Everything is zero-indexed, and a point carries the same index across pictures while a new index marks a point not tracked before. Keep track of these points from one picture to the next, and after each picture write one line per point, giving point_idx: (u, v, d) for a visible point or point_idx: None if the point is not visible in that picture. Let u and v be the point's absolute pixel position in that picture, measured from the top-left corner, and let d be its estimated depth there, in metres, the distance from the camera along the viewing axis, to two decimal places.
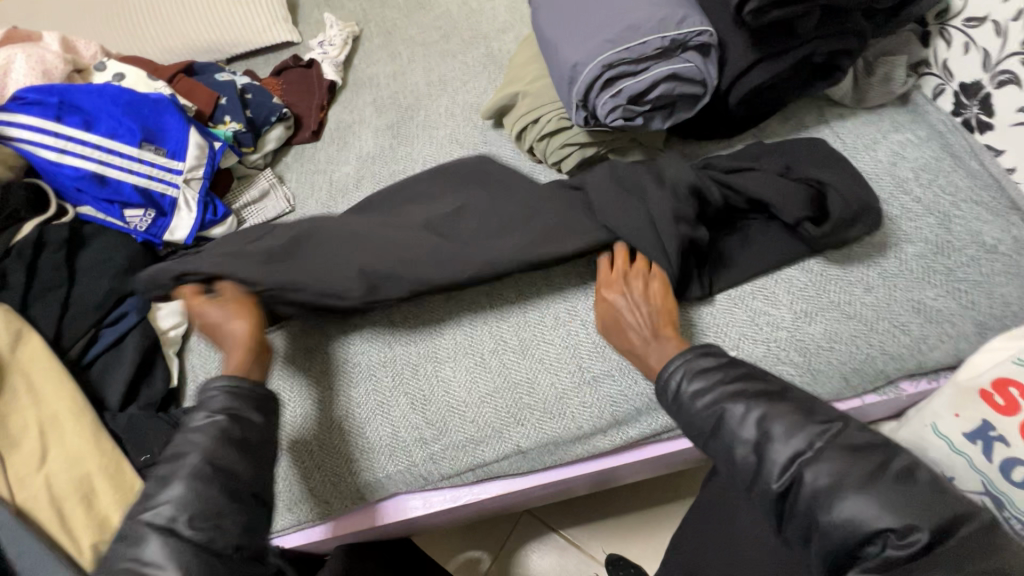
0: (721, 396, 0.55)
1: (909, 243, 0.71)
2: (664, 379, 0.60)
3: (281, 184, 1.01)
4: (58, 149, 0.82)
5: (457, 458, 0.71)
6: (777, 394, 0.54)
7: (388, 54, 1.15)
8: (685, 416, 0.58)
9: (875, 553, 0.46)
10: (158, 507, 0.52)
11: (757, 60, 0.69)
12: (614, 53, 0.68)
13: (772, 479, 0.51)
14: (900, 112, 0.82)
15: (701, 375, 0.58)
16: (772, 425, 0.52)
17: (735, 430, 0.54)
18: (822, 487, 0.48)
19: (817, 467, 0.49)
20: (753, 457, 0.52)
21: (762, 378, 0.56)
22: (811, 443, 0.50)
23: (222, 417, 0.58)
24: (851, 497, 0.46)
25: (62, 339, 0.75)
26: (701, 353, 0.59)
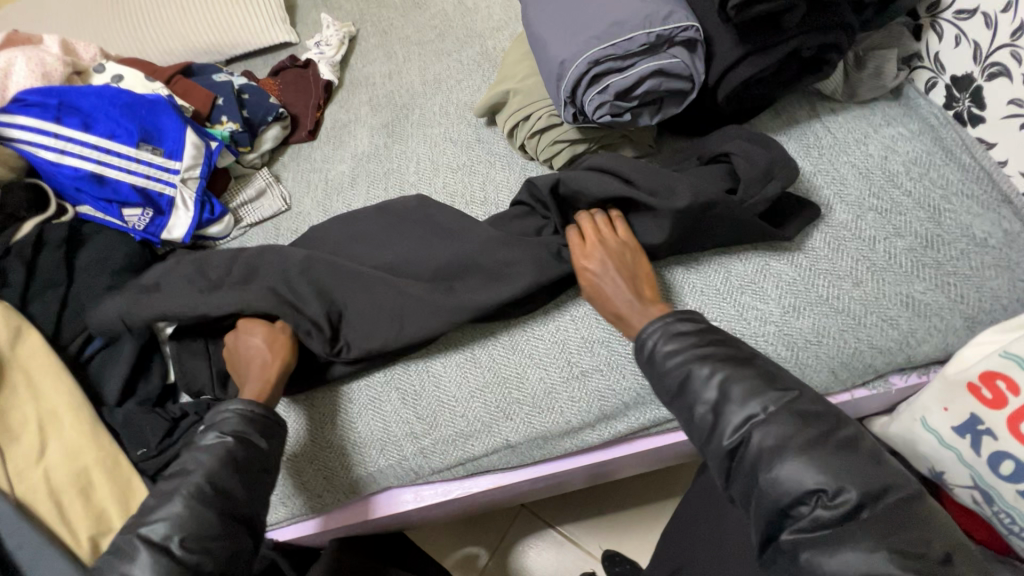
0: (691, 358, 0.56)
1: (899, 237, 0.71)
2: (641, 340, 0.59)
3: (278, 182, 1.02)
4: (57, 150, 0.83)
5: (447, 452, 0.72)
6: (743, 360, 0.55)
7: (383, 54, 1.16)
8: (653, 374, 0.58)
9: (807, 512, 0.48)
10: (152, 523, 0.55)
11: (743, 55, 0.69)
12: (600, 49, 0.69)
13: (724, 436, 0.52)
14: (891, 105, 0.81)
15: (676, 337, 0.58)
16: (732, 388, 0.53)
17: (697, 391, 0.55)
18: (769, 447, 0.50)
19: (766, 428, 0.51)
20: (710, 416, 0.54)
21: (732, 345, 0.57)
22: (764, 407, 0.52)
23: (231, 438, 0.60)
24: (790, 460, 0.49)
25: (61, 336, 0.77)
26: (681, 317, 0.59)
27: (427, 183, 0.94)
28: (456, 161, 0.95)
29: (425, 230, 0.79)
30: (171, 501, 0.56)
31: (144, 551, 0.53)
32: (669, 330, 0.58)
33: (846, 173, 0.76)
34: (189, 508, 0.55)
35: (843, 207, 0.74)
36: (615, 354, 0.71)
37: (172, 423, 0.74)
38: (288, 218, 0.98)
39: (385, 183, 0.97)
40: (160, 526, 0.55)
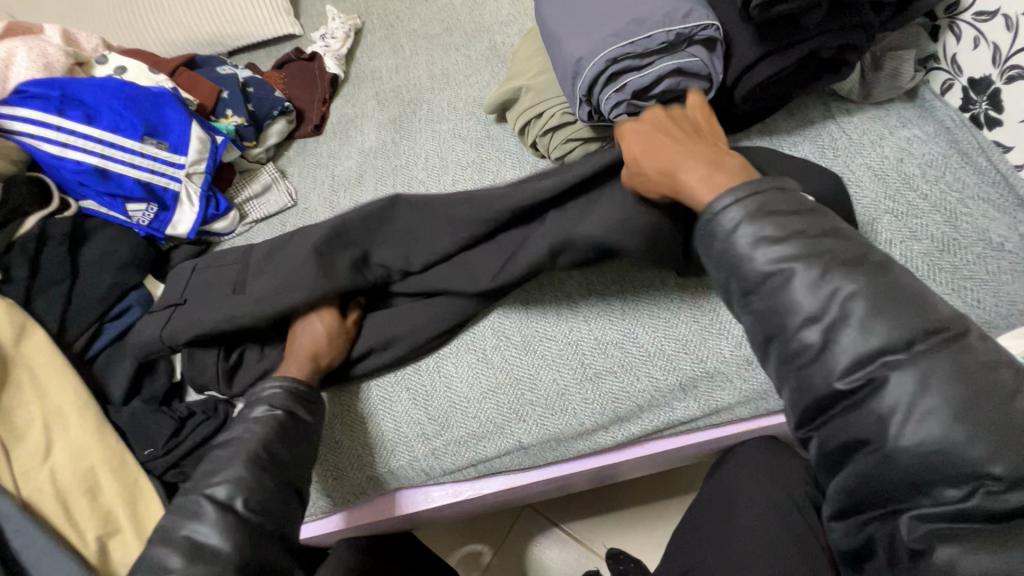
0: (793, 255, 0.49)
1: (915, 240, 0.70)
2: (716, 216, 0.51)
3: (284, 178, 1.00)
4: (60, 143, 0.82)
5: (459, 453, 0.71)
6: (867, 273, 0.47)
7: (390, 47, 1.14)
8: (736, 266, 0.51)
9: (955, 496, 0.43)
10: (213, 487, 0.56)
11: (762, 55, 0.68)
12: (618, 47, 0.68)
13: (838, 374, 0.46)
14: (907, 107, 0.81)
15: (777, 223, 0.50)
16: (853, 302, 0.46)
17: (803, 296, 0.48)
18: (910, 404, 0.44)
19: (910, 372, 0.44)
20: (818, 337, 0.47)
21: (849, 248, 0.49)
22: (908, 345, 0.45)
23: (281, 412, 0.62)
24: (944, 423, 0.43)
25: (65, 333, 0.75)
26: (782, 198, 0.51)
27: (436, 180, 0.93)
28: (466, 158, 0.94)
29: None
30: (233, 465, 0.57)
31: (211, 508, 0.55)
32: (763, 213, 0.50)
33: (861, 175, 0.76)
34: (251, 470, 0.57)
35: (859, 210, 0.73)
36: (628, 355, 0.71)
37: (179, 422, 0.73)
38: (295, 214, 0.96)
39: (394, 179, 0.95)
40: (221, 488, 0.56)
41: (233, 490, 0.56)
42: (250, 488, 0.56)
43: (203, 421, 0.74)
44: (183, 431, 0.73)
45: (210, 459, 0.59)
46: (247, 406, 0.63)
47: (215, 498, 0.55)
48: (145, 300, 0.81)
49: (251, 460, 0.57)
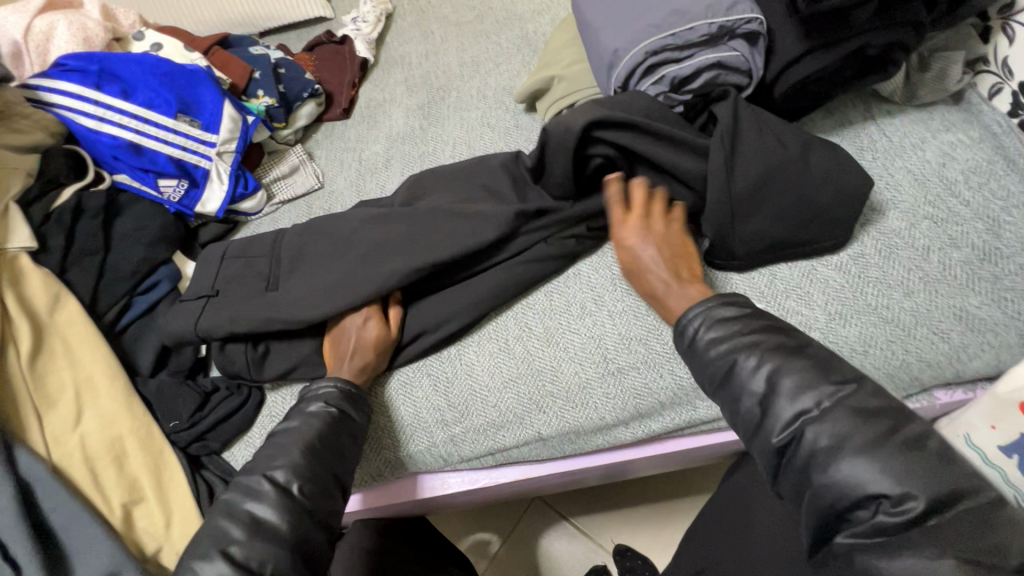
0: (737, 347, 0.55)
1: (954, 248, 0.69)
2: (682, 325, 0.59)
3: (311, 160, 1.01)
4: (97, 117, 0.83)
5: (477, 442, 0.71)
6: (795, 349, 0.53)
7: (420, 33, 1.13)
8: (696, 363, 0.58)
9: (866, 517, 0.45)
10: (274, 468, 0.58)
11: (805, 51, 0.66)
12: (658, 39, 0.67)
13: (773, 433, 0.51)
14: (951, 111, 0.78)
15: (721, 323, 0.57)
16: (783, 379, 0.51)
17: (745, 382, 0.53)
18: (822, 446, 0.47)
19: (820, 426, 0.48)
20: (757, 408, 0.52)
21: (781, 332, 0.55)
22: (819, 402, 0.49)
23: (335, 409, 0.63)
24: (849, 459, 0.46)
25: (98, 304, 0.77)
26: (725, 300, 0.58)
27: None
28: (493, 147, 0.94)
29: None
30: (291, 451, 0.59)
31: (271, 488, 0.57)
32: (713, 315, 0.58)
33: (900, 179, 0.74)
34: (307, 458, 0.59)
35: (897, 215, 0.71)
36: (652, 353, 0.70)
37: (204, 397, 0.75)
38: (321, 196, 0.97)
39: (420, 165, 0.95)
40: (281, 471, 0.58)
41: (291, 475, 0.58)
42: (306, 476, 0.58)
43: (228, 396, 0.76)
44: (207, 406, 0.75)
45: (272, 442, 0.61)
46: (300, 402, 0.65)
47: (275, 479, 0.57)
48: (174, 276, 0.82)
49: (308, 449, 0.59)
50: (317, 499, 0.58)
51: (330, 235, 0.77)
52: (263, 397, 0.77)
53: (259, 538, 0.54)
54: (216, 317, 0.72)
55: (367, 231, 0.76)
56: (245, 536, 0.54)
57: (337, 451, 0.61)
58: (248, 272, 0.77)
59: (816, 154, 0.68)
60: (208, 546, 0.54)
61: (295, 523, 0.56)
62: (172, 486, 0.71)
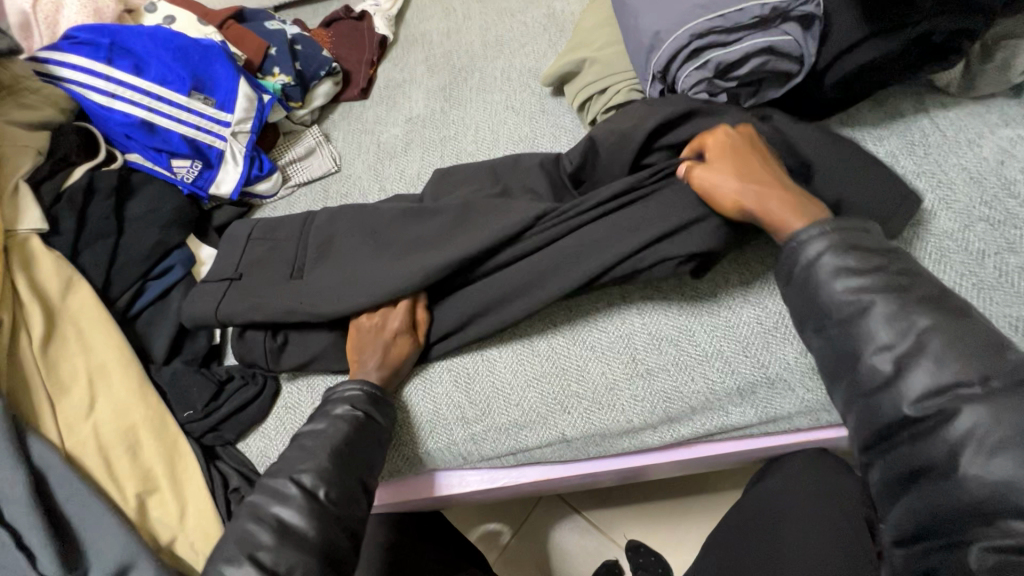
0: (874, 290, 0.51)
1: (1011, 253, 0.64)
2: (797, 247, 0.55)
3: (328, 143, 0.97)
4: (108, 93, 0.80)
5: (498, 441, 0.69)
6: (944, 307, 0.49)
7: (441, 10, 1.09)
8: (813, 294, 0.54)
9: (1017, 528, 0.41)
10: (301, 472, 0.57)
11: (865, 37, 0.62)
12: (706, 20, 0.63)
13: (908, 400, 0.47)
14: (1011, 104, 0.73)
15: (860, 261, 0.52)
16: (931, 338, 0.47)
17: (876, 327, 0.50)
18: (979, 435, 0.44)
19: (975, 409, 0.44)
20: (891, 365, 0.49)
21: (927, 285, 0.51)
22: (974, 378, 0.45)
23: (361, 413, 0.62)
24: (1014, 458, 0.42)
25: (111, 288, 0.75)
26: (861, 237, 0.53)
27: (486, 154, 0.89)
28: (518, 133, 0.90)
29: None
30: (318, 454, 0.58)
31: (297, 492, 0.56)
32: (850, 251, 0.53)
33: (954, 177, 0.69)
34: (334, 464, 0.58)
35: (949, 216, 0.67)
36: (683, 354, 0.67)
37: (218, 386, 0.73)
38: (338, 180, 0.93)
39: (441, 150, 0.92)
40: (308, 474, 0.57)
41: (317, 479, 0.57)
42: (332, 482, 0.57)
43: (242, 386, 0.74)
44: (222, 396, 0.73)
45: (296, 445, 0.60)
46: (325, 404, 0.63)
47: (302, 483, 0.56)
48: (188, 262, 0.80)
49: (334, 455, 0.58)
50: (344, 506, 0.57)
51: (357, 224, 0.75)
52: (278, 388, 0.75)
53: (287, 542, 0.53)
54: (239, 303, 0.71)
55: (394, 222, 0.74)
56: (273, 540, 0.53)
57: (359, 457, 0.60)
58: (275, 258, 0.75)
59: (866, 155, 0.64)
60: (236, 552, 0.52)
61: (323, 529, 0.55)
62: (187, 477, 0.70)
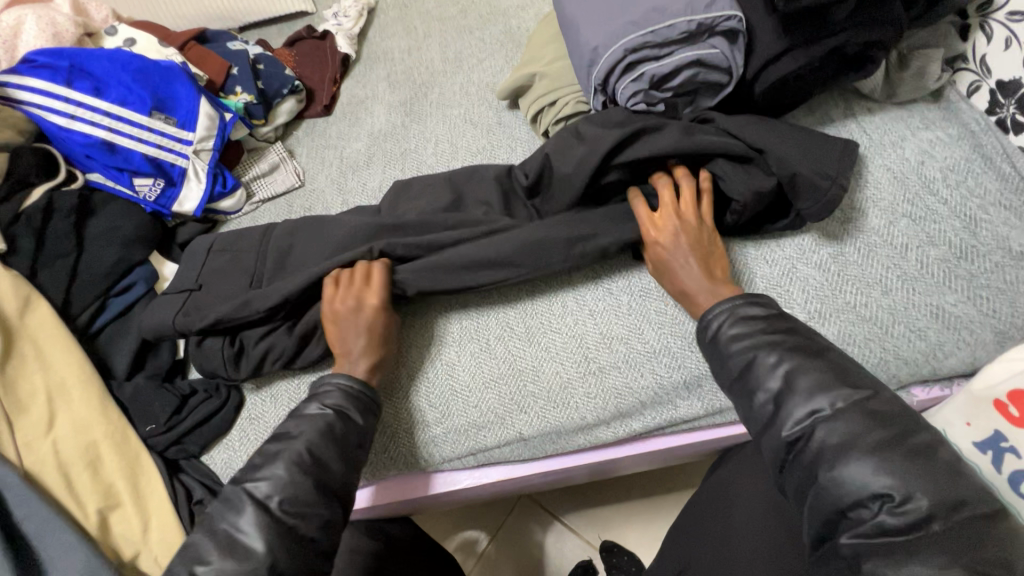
0: (756, 345, 0.57)
1: (932, 246, 0.69)
2: (706, 322, 0.61)
3: (291, 158, 0.99)
4: (68, 115, 0.81)
5: (459, 442, 0.71)
6: (814, 353, 0.55)
7: (403, 28, 1.12)
8: (718, 359, 0.59)
9: (870, 517, 0.46)
10: (257, 480, 0.56)
11: (786, 48, 0.66)
12: (638, 36, 0.66)
13: (783, 427, 0.52)
14: (931, 109, 0.78)
15: (744, 322, 0.59)
16: (799, 378, 0.53)
17: (761, 379, 0.55)
18: (831, 444, 0.49)
19: (831, 425, 0.50)
20: (770, 404, 0.54)
21: (800, 335, 0.57)
22: (832, 403, 0.51)
23: (332, 412, 0.61)
24: (858, 460, 0.47)
25: (70, 306, 0.75)
26: (750, 302, 0.60)
27: (446, 166, 0.92)
28: (476, 145, 0.93)
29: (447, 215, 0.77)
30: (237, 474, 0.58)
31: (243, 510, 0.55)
32: (741, 318, 0.59)
33: (880, 177, 0.74)
34: None
35: (876, 212, 0.72)
36: (633, 352, 0.70)
37: (181, 400, 0.74)
38: (302, 195, 0.95)
39: (402, 163, 0.94)
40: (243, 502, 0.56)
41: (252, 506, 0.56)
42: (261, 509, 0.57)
43: (206, 399, 0.75)
44: (185, 409, 0.74)
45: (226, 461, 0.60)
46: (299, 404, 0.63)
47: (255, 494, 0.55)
48: (150, 278, 0.81)
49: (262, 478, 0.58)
50: None
51: (321, 235, 0.78)
52: (242, 399, 0.77)
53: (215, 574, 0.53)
54: (196, 316, 0.72)
55: (353, 233, 0.76)
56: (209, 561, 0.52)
57: None
58: (237, 270, 0.77)
59: (818, 147, 0.67)
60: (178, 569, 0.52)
61: (272, 544, 0.53)
62: (150, 491, 0.70)
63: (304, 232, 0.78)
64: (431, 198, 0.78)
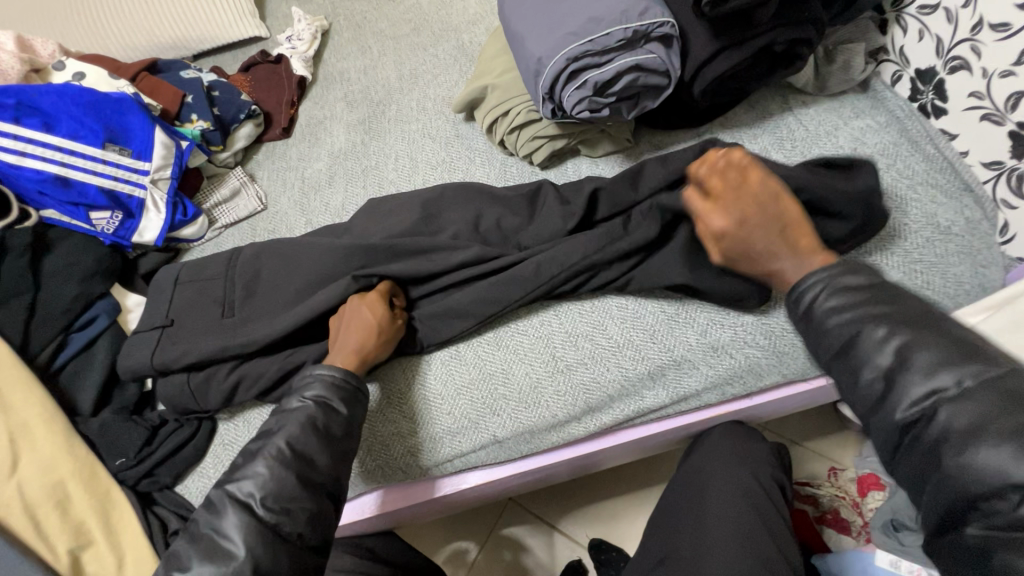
0: (863, 315, 0.48)
1: None
2: (796, 292, 0.51)
3: (252, 182, 0.99)
4: (17, 152, 0.79)
5: (434, 450, 0.72)
6: (930, 322, 0.46)
7: (357, 48, 1.14)
8: (812, 332, 0.51)
9: (1007, 509, 0.39)
10: (240, 480, 0.57)
11: (717, 50, 0.70)
12: (578, 46, 0.69)
13: (897, 409, 0.45)
14: (860, 99, 0.84)
15: (843, 291, 0.49)
16: (916, 354, 0.45)
17: (867, 356, 0.47)
18: (957, 429, 0.42)
19: (955, 408, 0.42)
20: (880, 383, 0.46)
21: (909, 301, 0.47)
22: (958, 381, 0.43)
23: (312, 404, 0.61)
24: (990, 446, 0.40)
25: (29, 345, 0.74)
26: (849, 268, 0.50)
27: (407, 181, 0.94)
28: (436, 158, 0.95)
29: (411, 228, 0.79)
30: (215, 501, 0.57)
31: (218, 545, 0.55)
32: (838, 284, 0.50)
33: None
34: None
35: None
36: (598, 347, 0.72)
37: (152, 431, 0.73)
38: (265, 218, 0.96)
39: (364, 181, 0.96)
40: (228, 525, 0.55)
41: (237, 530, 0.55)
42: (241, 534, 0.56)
43: (177, 429, 0.74)
44: (156, 439, 0.73)
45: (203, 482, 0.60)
46: (287, 396, 0.64)
47: (237, 495, 0.56)
48: (113, 310, 0.81)
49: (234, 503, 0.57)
50: None
51: (287, 255, 0.78)
52: (214, 426, 0.76)
53: None
54: (173, 350, 0.73)
55: (319, 251, 0.77)
56: None
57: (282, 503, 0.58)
58: (205, 297, 0.78)
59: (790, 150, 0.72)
60: None
61: None
62: (123, 527, 0.69)
63: (270, 253, 0.79)
64: (396, 213, 0.81)
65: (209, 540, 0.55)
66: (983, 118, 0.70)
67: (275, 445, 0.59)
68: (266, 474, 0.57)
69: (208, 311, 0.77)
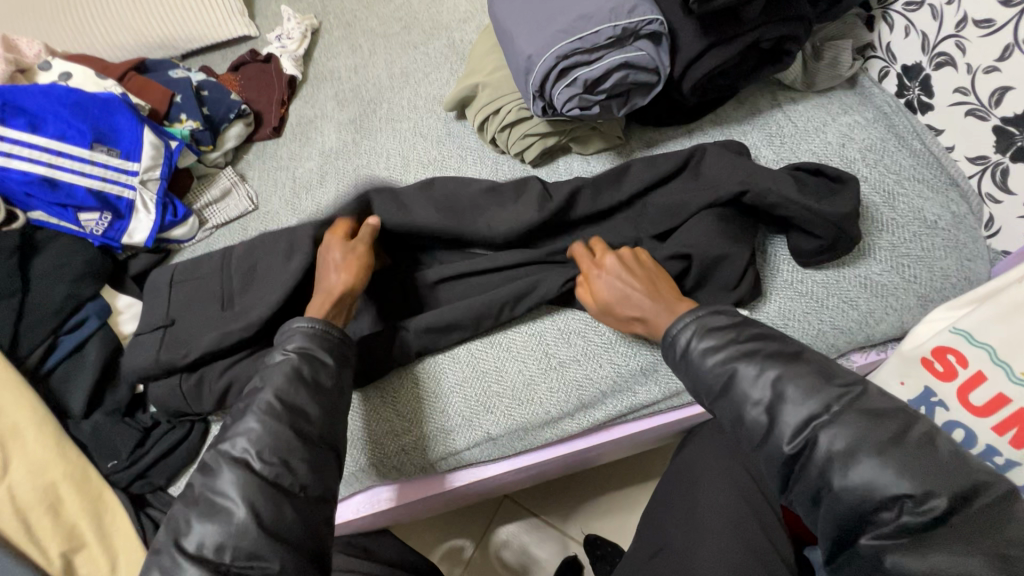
0: (735, 355, 0.54)
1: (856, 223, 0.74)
2: (673, 337, 0.58)
3: (243, 182, 0.99)
4: (3, 153, 0.78)
5: (428, 449, 0.72)
6: (793, 355, 0.53)
7: (348, 47, 1.13)
8: (694, 374, 0.57)
9: (890, 518, 0.46)
10: (233, 438, 0.56)
11: (707, 47, 0.71)
12: (568, 43, 0.69)
13: (784, 441, 0.50)
14: (848, 95, 0.84)
15: (713, 334, 0.56)
16: (787, 386, 0.51)
17: (746, 391, 0.53)
18: (837, 450, 0.48)
19: (833, 431, 0.48)
20: (764, 417, 0.52)
21: (774, 340, 0.55)
22: (827, 406, 0.49)
23: (295, 355, 0.60)
24: (862, 463, 0.47)
25: (18, 348, 0.73)
26: (713, 312, 0.58)
27: (398, 180, 0.94)
28: (427, 157, 0.95)
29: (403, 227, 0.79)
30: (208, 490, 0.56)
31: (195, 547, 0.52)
32: (707, 330, 0.57)
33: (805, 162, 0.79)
34: None
35: None
36: (590, 344, 0.73)
37: (144, 433, 0.73)
38: (256, 218, 0.95)
39: (355, 180, 0.95)
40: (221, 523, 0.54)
41: None
42: None
43: (170, 429, 0.74)
44: (149, 441, 0.73)
45: None
46: (267, 352, 0.63)
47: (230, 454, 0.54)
48: (103, 312, 0.80)
49: None
50: None
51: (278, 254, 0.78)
52: (207, 428, 0.76)
53: None
54: (165, 352, 0.73)
55: None
56: None
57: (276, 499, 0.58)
58: (196, 299, 0.78)
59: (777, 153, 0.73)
60: None
61: None
62: (115, 530, 0.69)
63: (262, 253, 0.79)
64: None
65: (206, 499, 0.53)
66: (967, 113, 0.71)
67: (262, 401, 0.57)
68: (258, 429, 0.55)
69: (200, 312, 0.77)
